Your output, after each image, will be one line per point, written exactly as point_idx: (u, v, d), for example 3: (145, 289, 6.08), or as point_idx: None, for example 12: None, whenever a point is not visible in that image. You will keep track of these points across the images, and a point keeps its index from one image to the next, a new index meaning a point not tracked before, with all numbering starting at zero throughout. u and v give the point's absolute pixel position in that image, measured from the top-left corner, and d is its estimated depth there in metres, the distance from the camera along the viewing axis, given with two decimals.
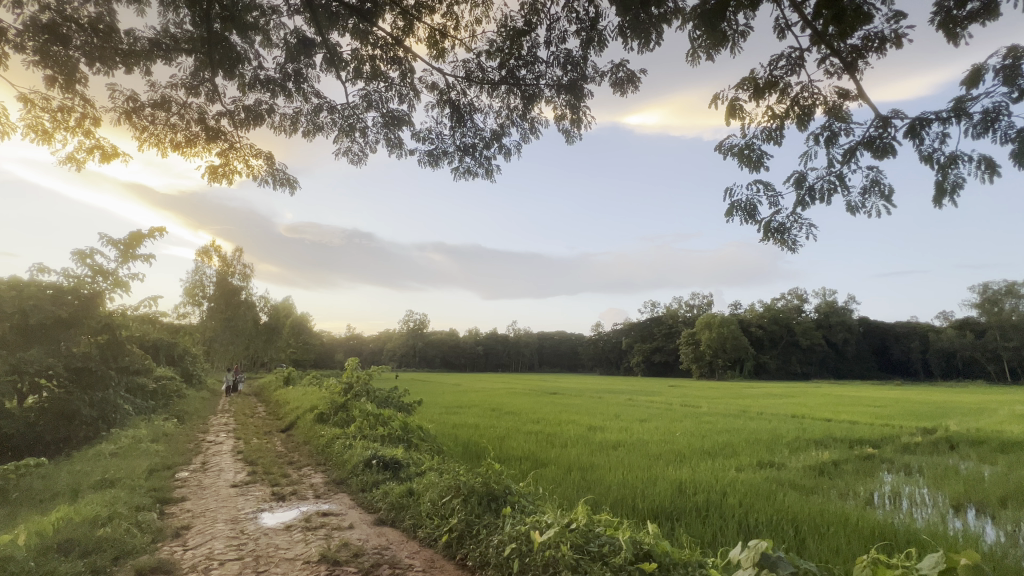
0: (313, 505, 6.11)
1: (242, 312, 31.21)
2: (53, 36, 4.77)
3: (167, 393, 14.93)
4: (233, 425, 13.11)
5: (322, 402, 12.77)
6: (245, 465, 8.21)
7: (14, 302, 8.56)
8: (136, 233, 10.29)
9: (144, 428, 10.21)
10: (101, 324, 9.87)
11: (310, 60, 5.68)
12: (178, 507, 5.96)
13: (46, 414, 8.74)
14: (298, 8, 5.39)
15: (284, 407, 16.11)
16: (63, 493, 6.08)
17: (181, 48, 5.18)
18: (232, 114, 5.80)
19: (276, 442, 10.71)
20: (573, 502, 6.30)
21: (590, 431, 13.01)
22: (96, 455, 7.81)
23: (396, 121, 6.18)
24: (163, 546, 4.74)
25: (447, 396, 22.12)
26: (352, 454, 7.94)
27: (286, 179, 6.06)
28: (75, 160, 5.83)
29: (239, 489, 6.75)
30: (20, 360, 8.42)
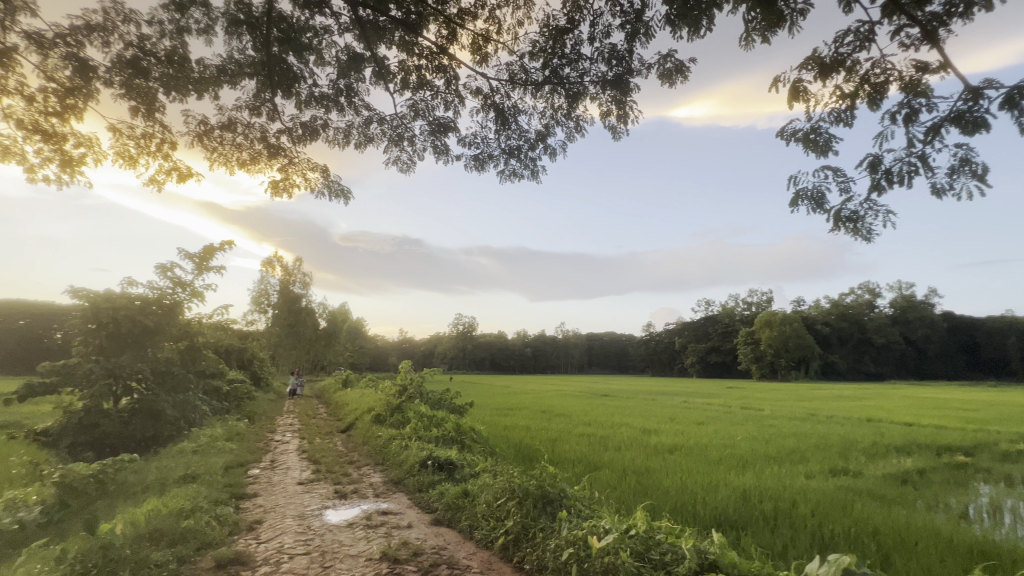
0: (374, 503, 6.34)
1: (303, 318, 33.00)
2: (136, 71, 5.24)
3: (239, 395, 16.04)
4: (298, 426, 13.87)
5: (378, 404, 13.24)
6: (310, 464, 8.65)
7: (109, 312, 9.49)
8: (209, 247, 11.11)
9: (220, 428, 11.01)
10: (181, 331, 10.75)
11: (360, 74, 5.92)
12: (251, 502, 6.38)
13: (137, 414, 9.62)
14: (348, 26, 5.64)
15: (343, 409, 16.84)
16: (152, 486, 6.65)
17: (244, 72, 5.55)
18: (291, 131, 6.13)
19: (337, 442, 11.22)
20: (629, 507, 6.15)
21: (644, 434, 12.68)
22: (179, 452, 8.50)
23: (443, 128, 6.32)
24: (239, 538, 5.07)
25: (497, 398, 22.28)
26: (409, 454, 8.17)
27: (341, 191, 6.33)
28: (157, 181, 6.38)
29: (305, 487, 7.12)
30: (114, 365, 9.33)
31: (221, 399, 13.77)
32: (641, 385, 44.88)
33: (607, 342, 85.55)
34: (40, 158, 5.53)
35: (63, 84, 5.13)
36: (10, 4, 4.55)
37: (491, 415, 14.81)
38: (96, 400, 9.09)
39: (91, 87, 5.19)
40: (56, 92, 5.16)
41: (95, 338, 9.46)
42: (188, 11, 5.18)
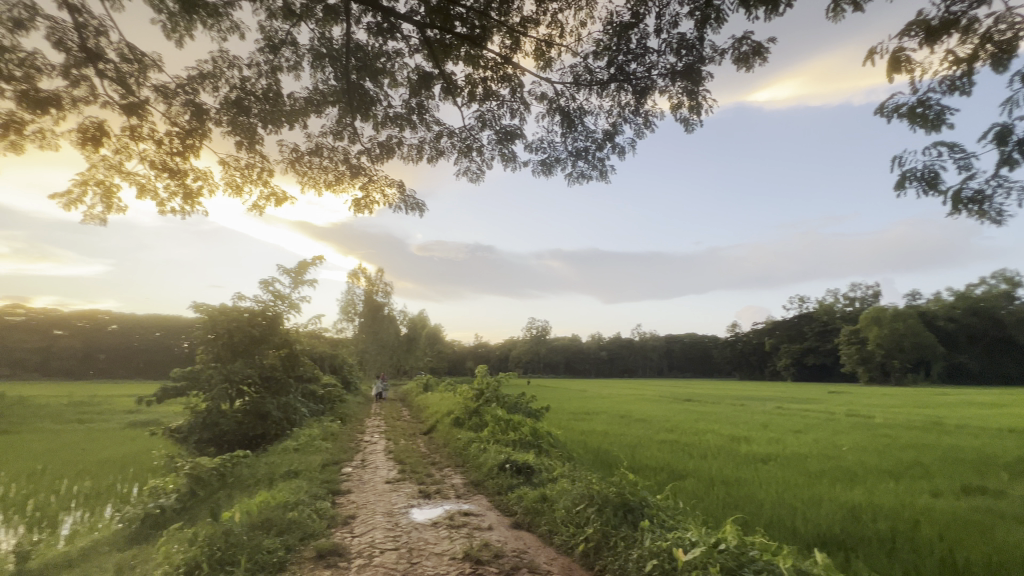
0: (456, 504, 6.54)
1: (386, 325, 34.99)
2: (238, 109, 5.85)
3: (332, 398, 17.35)
4: (384, 427, 14.71)
5: (457, 407, 13.66)
6: (396, 464, 9.14)
7: (224, 323, 10.71)
8: (303, 262, 12.17)
9: (316, 428, 11.98)
10: (282, 340, 11.84)
11: (430, 91, 6.20)
12: (345, 497, 6.87)
13: (248, 414, 10.73)
14: (417, 47, 5.94)
15: (425, 412, 17.58)
16: (262, 480, 7.37)
17: (327, 101, 6.03)
18: (370, 151, 6.55)
19: (420, 443, 11.73)
20: (719, 521, 5.77)
21: (732, 442, 11.87)
22: (283, 449, 9.38)
23: (509, 136, 6.42)
24: (336, 531, 5.47)
25: (574, 402, 22.00)
26: (488, 457, 8.34)
27: (415, 204, 6.63)
28: (259, 206, 7.10)
29: (392, 485, 7.53)
30: (229, 370, 10.51)
31: (317, 402, 14.99)
32: (727, 389, 42.20)
33: (687, 343, 81.39)
34: (168, 193, 6.35)
35: (183, 127, 5.91)
36: (142, 63, 5.34)
37: (568, 420, 14.67)
38: (215, 402, 10.29)
39: (205, 127, 5.94)
40: (178, 135, 5.94)
41: (213, 347, 10.73)
42: (279, 52, 5.75)
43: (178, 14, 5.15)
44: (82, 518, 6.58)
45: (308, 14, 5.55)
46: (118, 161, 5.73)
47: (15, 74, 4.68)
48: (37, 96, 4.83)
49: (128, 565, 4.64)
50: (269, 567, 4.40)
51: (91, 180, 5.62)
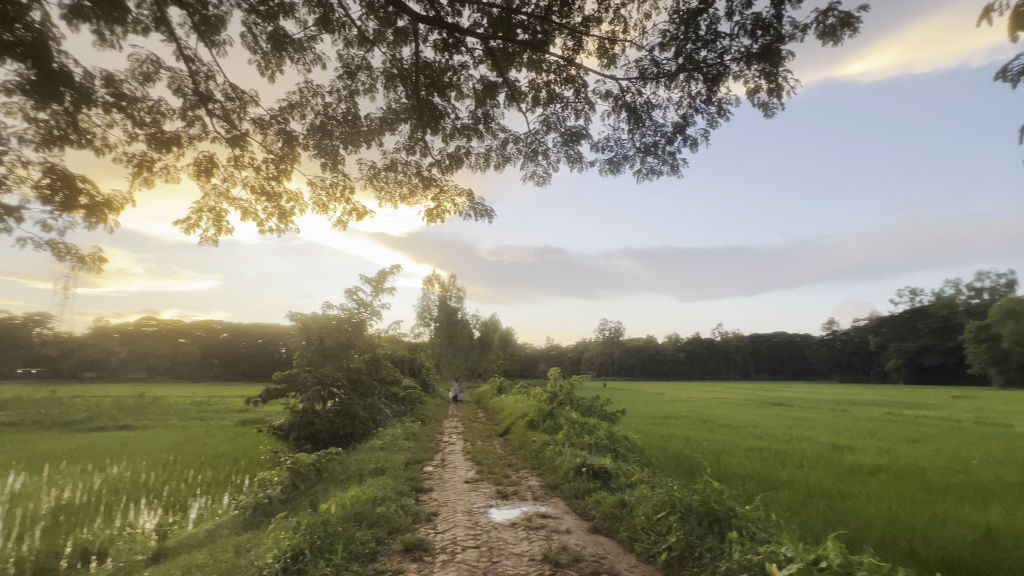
0: (533, 506, 6.58)
1: (460, 329, 36.07)
2: (322, 133, 6.34)
3: (412, 400, 18.19)
4: (462, 429, 15.15)
5: (531, 410, 13.74)
6: (474, 465, 9.38)
7: (315, 330, 11.62)
8: (382, 271, 12.91)
9: (399, 429, 12.61)
10: (366, 345, 12.60)
11: (495, 100, 6.34)
12: (428, 495, 7.17)
13: (339, 414, 11.55)
14: (481, 58, 6.09)
15: (500, 414, 17.82)
16: (353, 475, 7.89)
17: (400, 118, 6.36)
18: (440, 163, 6.81)
19: (496, 445, 11.92)
20: (819, 537, 5.27)
21: (833, 451, 10.78)
22: (371, 447, 9.99)
23: (575, 137, 6.38)
24: (420, 527, 5.73)
25: (652, 405, 21.18)
26: (564, 460, 8.30)
27: (484, 210, 6.77)
28: (342, 221, 7.65)
29: (471, 485, 7.73)
30: (321, 373, 11.40)
31: (399, 403, 15.79)
32: (826, 392, 38.45)
33: (776, 342, 75.33)
34: (266, 214, 7.04)
35: (277, 154, 6.53)
36: (242, 100, 5.98)
37: (646, 424, 14.17)
38: (310, 402, 11.20)
39: (295, 152, 6.53)
40: (273, 161, 6.58)
41: (307, 352, 11.69)
42: (356, 77, 6.18)
43: (270, 53, 5.71)
44: (206, 504, 7.47)
45: (380, 39, 5.91)
46: (225, 189, 6.46)
47: (146, 119, 5.45)
48: (162, 137, 5.58)
49: (244, 547, 5.19)
50: (362, 557, 4.71)
51: (205, 207, 6.40)
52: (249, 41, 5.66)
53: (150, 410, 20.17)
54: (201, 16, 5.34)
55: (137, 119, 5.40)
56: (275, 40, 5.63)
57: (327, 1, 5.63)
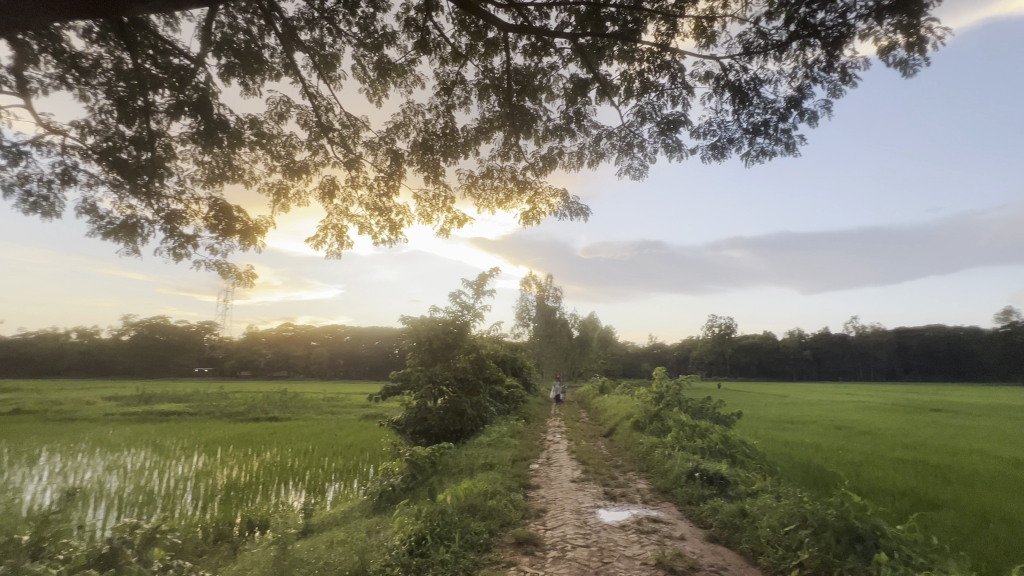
0: (643, 509, 6.38)
1: (558, 328, 36.08)
2: (425, 148, 6.77)
3: (515, 398, 18.66)
4: (565, 428, 15.18)
5: (636, 411, 13.31)
6: (579, 464, 9.36)
7: (425, 331, 12.44)
8: (482, 274, 13.40)
9: (504, 427, 13.03)
10: (471, 345, 13.18)
11: (586, 97, 6.26)
12: (536, 492, 7.30)
13: (448, 411, 12.26)
14: (570, 56, 6.06)
15: (604, 414, 17.44)
16: (464, 469, 8.31)
17: (494, 126, 6.55)
18: (534, 165, 6.89)
19: (601, 446, 11.74)
20: (1000, 569, 4.40)
21: (1018, 468, 8.89)
22: (479, 443, 10.43)
23: (673, 125, 6.06)
24: (530, 522, 5.86)
25: (775, 408, 19.21)
26: (674, 464, 7.90)
27: (579, 209, 6.64)
28: (445, 230, 8.10)
29: (578, 485, 7.71)
30: (431, 372, 12.17)
31: (502, 402, 16.31)
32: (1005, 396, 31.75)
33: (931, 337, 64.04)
34: (379, 227, 7.71)
35: (386, 172, 7.14)
36: (355, 126, 6.64)
37: (767, 429, 12.95)
38: (423, 399, 12.02)
39: (401, 169, 7.07)
40: (383, 179, 7.20)
41: (418, 352, 12.53)
42: (451, 92, 6.51)
43: (377, 80, 6.26)
44: (340, 489, 8.40)
45: (472, 53, 6.17)
46: (345, 207, 7.21)
47: (281, 153, 6.29)
48: (294, 166, 6.40)
49: (375, 529, 5.74)
50: (477, 547, 4.96)
51: (330, 225, 7.20)
52: (360, 72, 6.26)
53: (293, 404, 23.14)
54: (320, 57, 6.04)
55: (274, 153, 6.25)
56: (380, 68, 6.15)
57: (424, 25, 6.02)
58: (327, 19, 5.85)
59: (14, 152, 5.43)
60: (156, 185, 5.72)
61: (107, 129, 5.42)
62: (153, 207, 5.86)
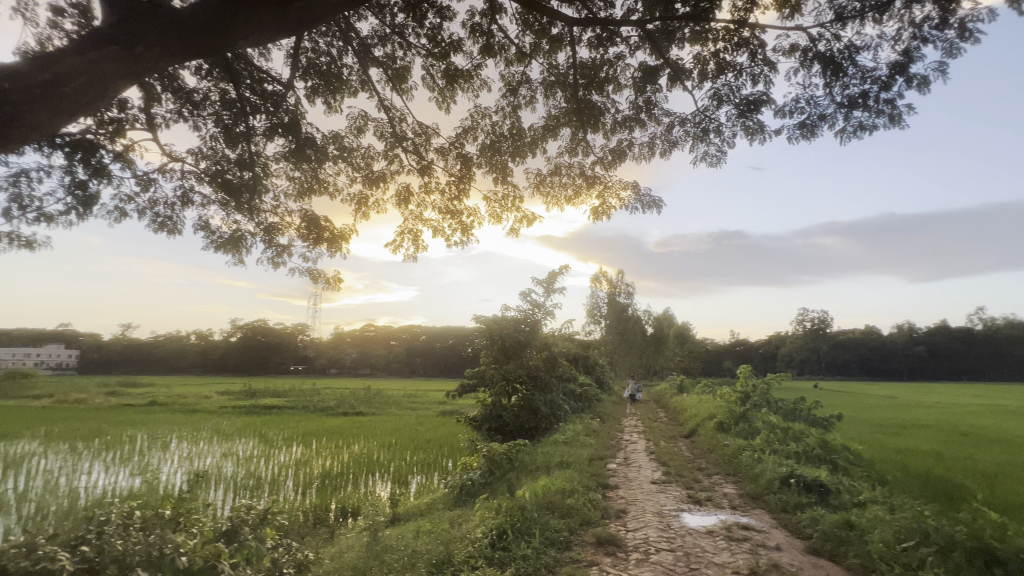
0: (732, 515, 6.03)
1: (630, 325, 35.05)
2: (493, 150, 6.88)
3: (589, 397, 18.42)
4: (642, 428, 14.74)
5: (720, 411, 12.60)
6: (660, 465, 9.03)
7: (498, 330, 12.64)
8: (551, 272, 13.37)
9: (579, 425, 12.91)
10: (543, 344, 13.21)
11: (656, 84, 6.02)
12: (615, 492, 7.16)
13: (523, 408, 12.36)
14: (638, 44, 5.87)
15: (684, 414, 16.67)
16: (541, 466, 8.34)
17: (560, 122, 6.49)
18: (603, 159, 6.74)
19: (682, 447, 11.25)
20: None
21: None
22: (555, 442, 10.42)
23: (754, 105, 5.66)
24: (610, 522, 5.75)
25: (882, 410, 17.27)
26: (765, 469, 7.37)
27: (652, 201, 6.35)
28: (515, 229, 8.19)
29: (659, 486, 7.44)
30: (505, 370, 12.36)
31: (576, 400, 16.18)
32: None
33: None
34: (452, 230, 7.96)
35: (457, 176, 7.36)
36: (427, 133, 6.91)
37: (874, 433, 11.68)
38: (498, 396, 12.23)
39: (471, 172, 7.25)
40: (454, 183, 7.43)
41: (491, 351, 12.76)
42: (517, 92, 6.56)
43: (445, 87, 6.47)
44: (422, 481, 8.81)
45: (537, 51, 6.18)
46: (419, 213, 7.54)
47: (361, 164, 6.70)
48: (372, 176, 6.80)
49: (458, 521, 5.94)
50: (558, 544, 4.96)
51: (407, 230, 7.56)
52: (429, 81, 6.50)
53: (376, 399, 24.59)
54: (392, 70, 6.36)
55: (354, 164, 6.68)
56: (449, 76, 6.35)
57: (489, 29, 6.13)
58: (398, 33, 6.14)
59: (144, 179, 6.30)
60: (256, 201, 6.35)
61: (216, 154, 6.10)
62: (254, 221, 6.52)
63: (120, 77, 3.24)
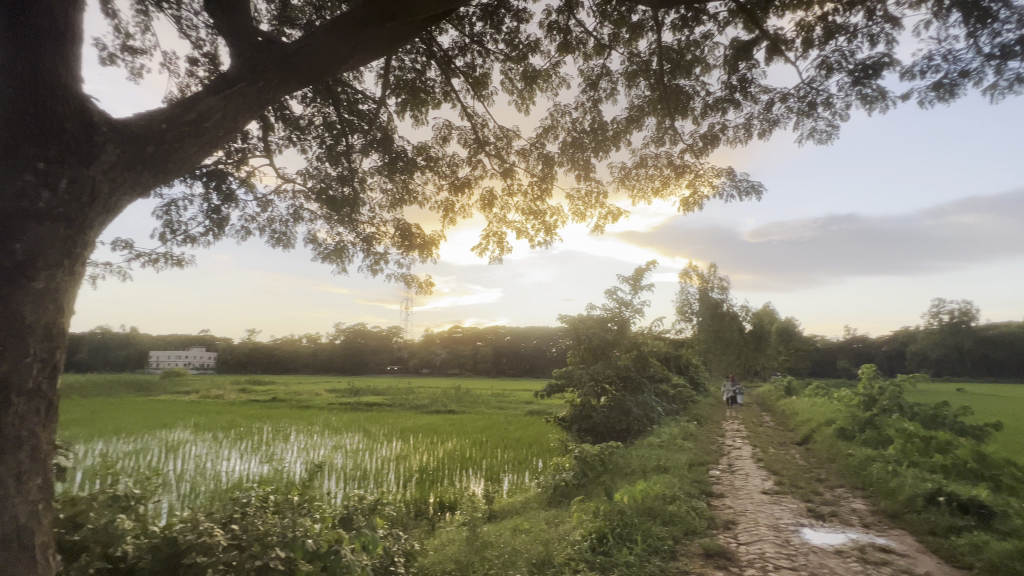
0: (865, 534, 5.37)
1: (726, 322, 32.74)
2: (575, 147, 6.80)
3: (684, 399, 17.50)
4: (746, 432, 13.68)
5: (841, 417, 11.30)
6: (770, 474, 8.31)
7: (584, 330, 12.46)
8: (638, 268, 12.92)
9: (675, 428, 12.33)
10: (632, 343, 12.80)
11: (752, 59, 5.57)
12: (721, 500, 6.72)
13: (614, 410, 12.05)
14: (729, 19, 5.47)
15: (795, 419, 15.15)
16: (637, 470, 8.06)
17: (644, 112, 6.23)
18: (693, 146, 6.36)
19: (796, 455, 10.26)
20: None
21: None
22: (650, 445, 10.03)
23: (872, 70, 5.02)
24: (719, 533, 5.41)
25: None
26: (904, 483, 6.47)
27: (750, 186, 5.86)
28: (599, 226, 8.02)
29: (772, 498, 6.85)
30: (594, 370, 12.17)
31: (670, 401, 15.45)
32: None
33: None
34: (535, 231, 8.00)
35: (539, 176, 7.38)
36: (508, 137, 7.02)
37: None
38: (587, 397, 12.06)
39: (553, 171, 7.23)
40: (536, 183, 7.46)
41: (578, 351, 12.64)
42: (598, 85, 6.43)
43: (524, 89, 6.53)
44: (514, 480, 8.96)
45: (617, 41, 6.00)
46: (503, 215, 7.68)
47: (447, 172, 6.99)
48: (458, 182, 7.06)
49: (555, 521, 5.95)
50: (663, 553, 4.77)
51: (492, 233, 7.75)
52: (509, 85, 6.60)
53: (467, 398, 25.46)
54: (472, 78, 6.55)
55: (441, 173, 6.98)
56: (527, 77, 6.40)
57: (566, 25, 6.08)
58: (477, 42, 6.31)
59: (264, 200, 7.12)
60: (355, 214, 6.88)
61: (321, 173, 6.72)
62: (355, 233, 7.07)
63: (247, 111, 3.68)
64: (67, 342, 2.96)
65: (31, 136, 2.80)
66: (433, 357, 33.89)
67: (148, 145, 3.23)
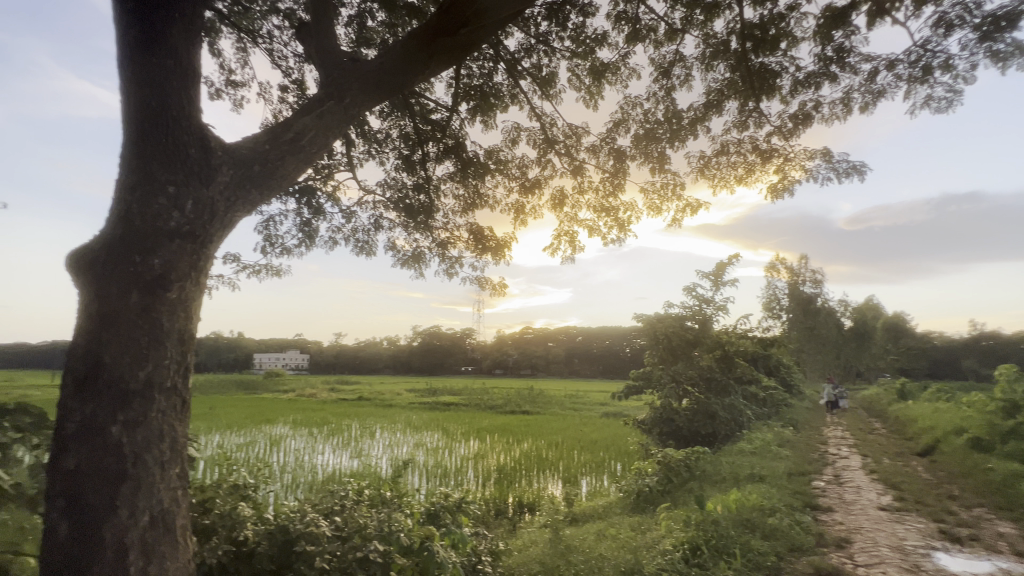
0: (1018, 564, 4.62)
1: (821, 318, 29.88)
2: (649, 139, 6.55)
3: (775, 401, 16.21)
4: (853, 440, 12.37)
5: (973, 424, 9.84)
6: (888, 488, 7.43)
7: (662, 329, 11.96)
8: (719, 263, 12.17)
9: (768, 433, 11.44)
10: (715, 342, 12.08)
11: (849, 26, 5.04)
12: (829, 516, 6.11)
13: (698, 413, 11.45)
14: None
15: (912, 427, 13.41)
16: (728, 477, 7.56)
17: (724, 96, 5.85)
18: (781, 128, 5.88)
19: (918, 467, 9.08)
20: None
21: None
22: (740, 451, 9.39)
23: (1004, 22, 4.33)
24: (831, 552, 4.91)
25: None
26: None
27: (850, 167, 5.30)
28: (677, 220, 7.66)
29: (893, 515, 6.10)
30: (674, 371, 11.65)
31: (760, 405, 14.38)
32: None
33: None
34: (608, 228, 7.83)
35: (610, 172, 7.20)
36: (577, 134, 6.93)
37: None
38: (667, 399, 11.54)
39: (625, 165, 7.02)
40: (608, 178, 7.29)
41: (657, 351, 12.15)
42: (671, 73, 6.15)
43: (592, 84, 6.41)
44: (594, 483, 8.81)
45: (690, 24, 5.71)
46: (574, 214, 7.60)
47: (517, 173, 7.04)
48: (528, 183, 7.08)
49: (643, 528, 5.76)
50: (766, 569, 4.42)
51: (563, 233, 7.69)
52: (577, 81, 6.52)
53: (540, 399, 25.50)
54: (540, 78, 6.55)
55: (511, 175, 7.05)
56: (595, 71, 6.28)
57: (635, 14, 5.89)
58: (543, 42, 6.31)
59: (348, 212, 7.62)
60: (430, 220, 7.15)
61: (399, 183, 7.06)
62: (430, 238, 7.35)
63: (335, 128, 3.95)
64: (195, 346, 3.35)
65: (164, 163, 3.21)
66: (506, 358, 34.37)
67: (255, 165, 3.59)
